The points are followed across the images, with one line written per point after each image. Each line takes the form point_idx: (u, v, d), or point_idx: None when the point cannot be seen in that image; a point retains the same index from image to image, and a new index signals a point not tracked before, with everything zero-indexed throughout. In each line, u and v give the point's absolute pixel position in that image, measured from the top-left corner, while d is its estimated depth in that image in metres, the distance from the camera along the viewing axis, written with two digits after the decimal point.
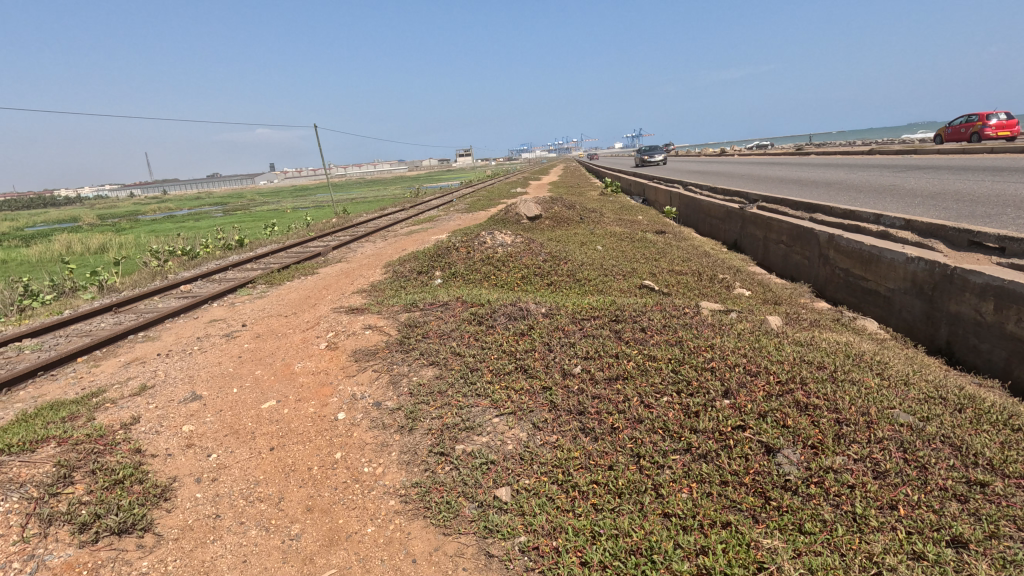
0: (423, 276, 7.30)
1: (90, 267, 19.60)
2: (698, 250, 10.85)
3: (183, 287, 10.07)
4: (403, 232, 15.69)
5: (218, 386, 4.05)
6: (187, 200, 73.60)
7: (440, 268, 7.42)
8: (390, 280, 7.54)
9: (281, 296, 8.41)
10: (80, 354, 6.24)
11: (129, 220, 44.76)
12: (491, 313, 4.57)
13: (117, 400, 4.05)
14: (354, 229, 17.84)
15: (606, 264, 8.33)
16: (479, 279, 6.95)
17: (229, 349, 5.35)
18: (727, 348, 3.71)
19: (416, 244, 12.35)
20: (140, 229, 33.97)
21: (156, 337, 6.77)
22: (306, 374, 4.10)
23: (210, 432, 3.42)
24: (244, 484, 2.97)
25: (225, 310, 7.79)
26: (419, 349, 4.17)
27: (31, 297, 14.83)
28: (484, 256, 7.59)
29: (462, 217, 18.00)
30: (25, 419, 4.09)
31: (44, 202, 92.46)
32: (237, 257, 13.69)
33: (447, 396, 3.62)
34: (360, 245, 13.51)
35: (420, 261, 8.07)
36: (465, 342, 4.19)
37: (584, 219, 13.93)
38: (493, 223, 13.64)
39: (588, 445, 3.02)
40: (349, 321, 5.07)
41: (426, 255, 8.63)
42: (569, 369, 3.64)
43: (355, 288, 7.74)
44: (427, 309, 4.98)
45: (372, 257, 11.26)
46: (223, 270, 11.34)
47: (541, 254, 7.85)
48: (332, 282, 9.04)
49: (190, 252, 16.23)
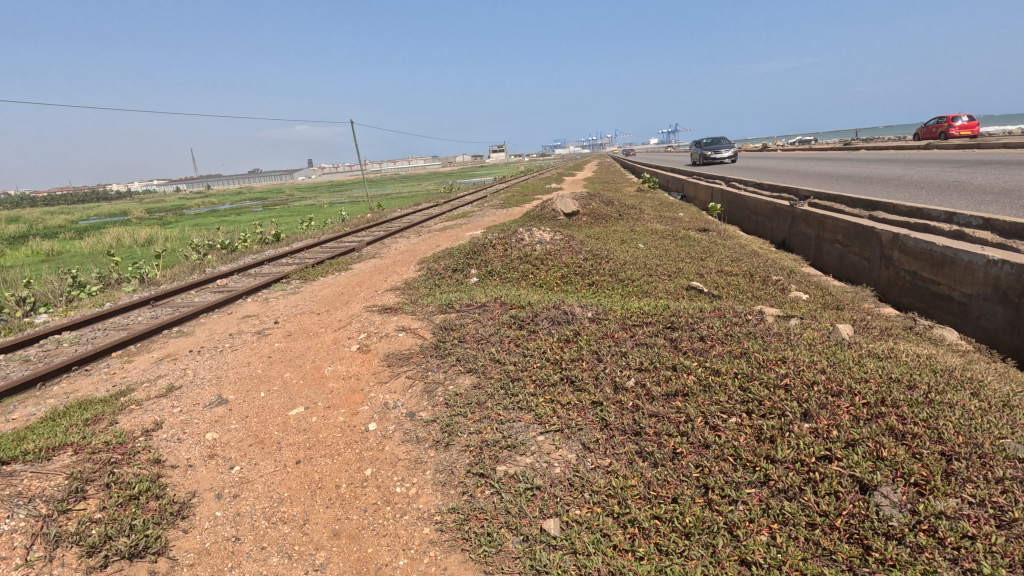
0: (457, 274, 7.04)
1: (136, 260, 20.18)
2: (747, 250, 10.23)
3: (220, 281, 10.08)
4: (437, 227, 15.51)
5: (245, 390, 3.84)
6: (229, 195, 75.73)
7: (476, 266, 7.14)
8: (425, 278, 7.30)
9: (314, 292, 8.28)
10: (115, 349, 6.18)
11: (175, 214, 46.26)
12: (534, 316, 4.25)
13: (143, 402, 3.89)
14: (388, 224, 17.80)
15: (650, 263, 7.90)
16: (516, 278, 6.62)
17: (259, 348, 5.18)
18: (801, 363, 3.28)
19: (450, 240, 12.12)
20: (184, 223, 35.06)
21: (189, 332, 6.68)
22: (336, 379, 3.84)
23: (234, 441, 3.20)
24: (267, 502, 2.73)
25: (259, 306, 7.68)
26: (456, 354, 3.88)
27: (79, 289, 15.28)
28: (521, 253, 7.27)
29: (496, 213, 17.72)
30: (53, 420, 3.98)
31: (96, 196, 96.59)
32: (273, 251, 13.71)
33: (486, 409, 3.31)
34: (395, 241, 13.37)
35: (455, 258, 7.81)
36: (505, 347, 3.88)
37: (624, 215, 13.43)
38: (528, 219, 13.30)
39: (646, 472, 2.67)
40: (382, 321, 4.81)
41: (461, 252, 8.37)
42: (622, 382, 3.27)
43: (389, 286, 7.53)
44: (464, 309, 4.69)
45: (406, 253, 11.08)
46: (259, 264, 11.35)
47: (582, 252, 7.47)
48: (366, 278, 8.88)
49: (229, 246, 16.45)
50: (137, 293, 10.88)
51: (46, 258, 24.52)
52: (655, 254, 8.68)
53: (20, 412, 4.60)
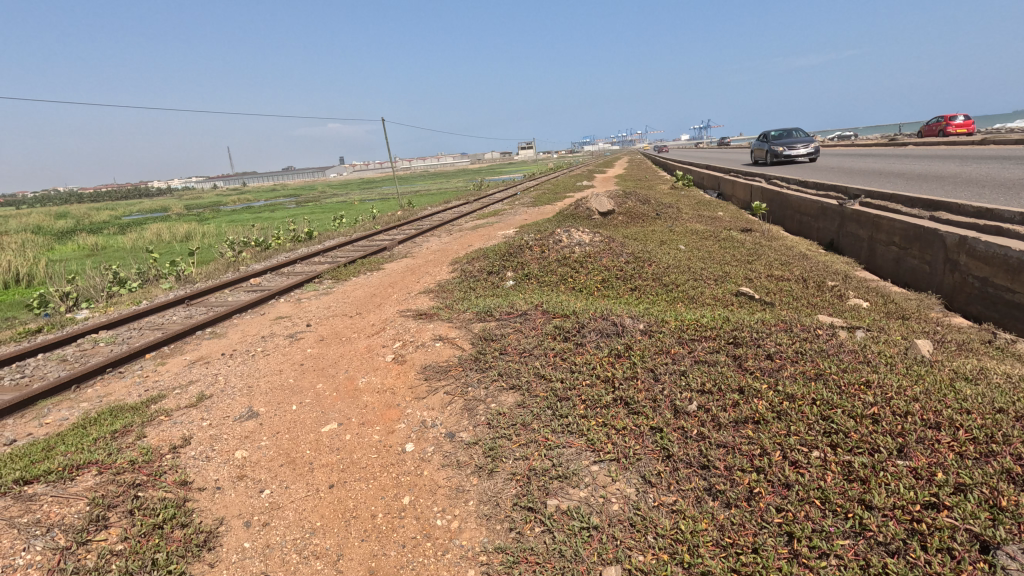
0: (493, 276, 6.79)
1: (174, 257, 20.62)
2: (795, 252, 9.68)
3: (253, 279, 10.06)
4: (469, 226, 15.32)
5: (276, 402, 3.66)
6: (263, 192, 77.39)
7: (512, 268, 6.87)
8: (459, 279, 7.08)
9: (347, 293, 8.14)
10: (148, 351, 6.12)
11: (211, 210, 47.40)
12: (580, 327, 3.95)
13: (173, 413, 3.75)
14: (419, 222, 17.70)
15: (693, 266, 7.51)
16: (555, 283, 6.33)
17: (292, 354, 5.02)
18: (890, 388, 2.90)
19: (482, 240, 11.89)
20: (220, 219, 35.84)
21: (222, 334, 6.60)
22: (371, 393, 3.62)
23: (264, 461, 3.00)
24: (298, 533, 2.51)
25: (292, 307, 7.58)
26: (497, 368, 3.62)
27: (120, 285, 15.62)
28: (559, 254, 6.97)
29: (528, 211, 17.42)
30: (83, 428, 3.87)
31: (138, 193, 100.00)
32: (306, 249, 13.73)
33: (533, 432, 3.04)
34: (427, 240, 13.21)
35: (490, 259, 7.56)
36: (551, 361, 3.61)
37: (661, 215, 12.97)
38: (562, 219, 12.97)
39: (718, 514, 2.35)
40: (418, 328, 4.59)
41: (497, 252, 8.11)
42: (683, 406, 2.96)
43: (422, 288, 7.34)
44: (504, 317, 4.43)
45: (438, 253, 10.89)
46: (292, 262, 11.32)
47: (623, 255, 7.13)
48: (399, 279, 8.70)
49: (262, 243, 16.60)
50: (173, 291, 10.97)
51: (90, 253, 25.35)
52: (698, 257, 8.26)
53: (54, 417, 4.53)
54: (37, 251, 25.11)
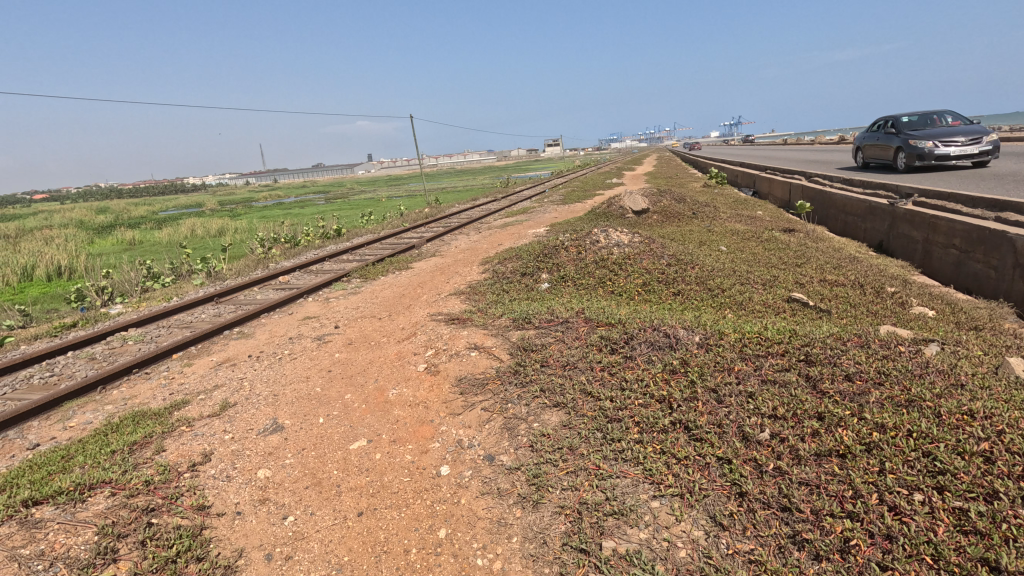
0: (527, 278, 6.50)
1: (206, 252, 20.93)
2: (846, 255, 9.11)
3: (282, 277, 9.98)
4: (498, 224, 15.05)
5: (303, 414, 3.43)
6: (293, 189, 78.72)
7: (547, 269, 6.57)
8: (491, 281, 6.81)
9: (375, 293, 7.95)
10: (175, 351, 5.99)
11: (243, 206, 48.30)
12: (629, 338, 3.63)
13: (195, 422, 3.56)
14: (447, 220, 17.55)
15: (739, 270, 7.07)
16: (593, 287, 6.00)
17: (319, 358, 4.80)
18: (1002, 418, 2.48)
19: (512, 238, 11.61)
20: (252, 215, 36.46)
21: (250, 334, 6.45)
22: (402, 407, 3.36)
23: (288, 482, 2.76)
24: (323, 569, 2.25)
25: (320, 307, 7.41)
26: (539, 383, 3.32)
27: (154, 280, 15.84)
28: (596, 255, 6.64)
29: (557, 210, 17.05)
30: (105, 436, 3.72)
31: (174, 189, 102.91)
32: (335, 247, 13.64)
33: (582, 458, 2.74)
34: (456, 238, 12.99)
35: (523, 259, 7.28)
36: (598, 377, 3.30)
37: (698, 214, 12.48)
38: (595, 218, 12.59)
39: (808, 569, 1.99)
40: (451, 334, 4.31)
41: (530, 252, 7.82)
42: (754, 434, 2.61)
43: (453, 288, 7.09)
44: (543, 325, 4.13)
45: (467, 252, 10.65)
46: (321, 260, 11.23)
47: (664, 257, 6.75)
48: (428, 278, 8.48)
49: (292, 240, 16.64)
50: (204, 287, 10.97)
51: (128, 247, 26.01)
52: (743, 260, 7.80)
53: (77, 420, 4.39)
54: (78, 245, 25.88)
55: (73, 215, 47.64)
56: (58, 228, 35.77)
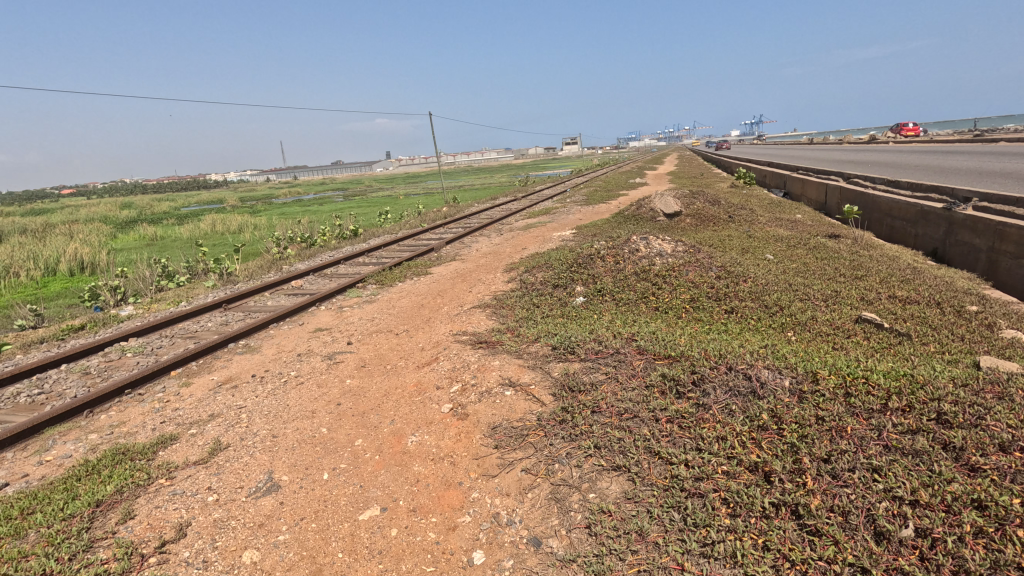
0: (559, 291, 5.87)
1: (223, 250, 20.70)
2: (904, 263, 8.32)
3: (295, 281, 9.49)
4: (521, 225, 14.43)
5: (305, 467, 2.84)
6: (312, 186, 79.19)
7: (581, 281, 5.94)
8: (518, 293, 6.20)
9: (392, 302, 7.39)
10: (175, 366, 5.49)
11: (263, 203, 48.49)
12: (700, 377, 2.97)
13: (179, 470, 3.00)
14: (467, 220, 16.98)
15: (793, 283, 6.36)
16: (636, 303, 5.35)
17: (328, 384, 4.23)
18: None
19: (537, 242, 10.99)
20: (272, 212, 36.43)
21: (256, 348, 5.93)
22: (423, 463, 2.75)
23: (279, 569, 2.17)
24: None
25: (333, 317, 6.87)
26: (592, 438, 2.70)
27: (169, 279, 15.60)
28: (637, 266, 5.98)
29: (581, 211, 16.42)
30: (78, 482, 3.19)
31: (197, 184, 104.28)
32: (351, 249, 13.18)
33: (656, 550, 2.09)
34: (477, 241, 12.41)
35: (553, 268, 6.66)
36: (668, 432, 2.66)
37: (734, 217, 11.72)
38: (624, 221, 11.90)
39: None
40: (480, 363, 3.69)
41: (560, 259, 7.17)
42: (894, 532, 1.94)
43: (476, 300, 6.49)
44: (590, 355, 3.49)
45: (490, 257, 10.05)
46: (336, 263, 10.73)
47: (713, 269, 6.07)
48: (449, 286, 7.89)
49: (308, 240, 16.22)
50: (216, 290, 10.54)
51: (150, 242, 26.12)
52: (795, 270, 7.08)
53: (55, 453, 3.89)
54: (101, 240, 26.06)
55: (100, 211, 48.38)
56: (84, 223, 36.25)
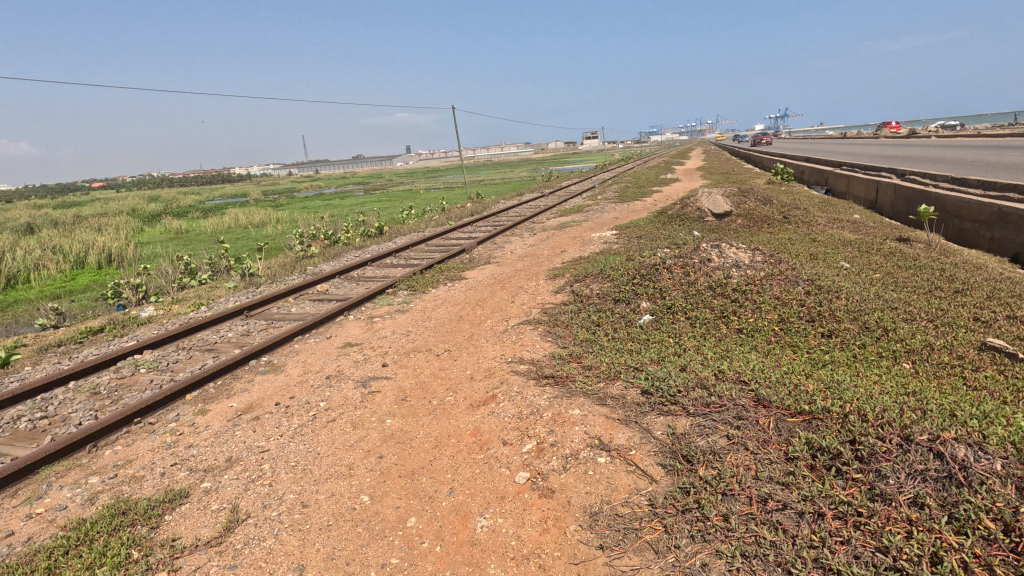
0: (621, 307, 5.15)
1: (246, 247, 20.38)
2: (996, 271, 7.42)
3: (321, 285, 8.90)
4: (554, 224, 13.68)
5: (344, 563, 2.18)
6: (334, 180, 79.54)
7: (646, 295, 5.21)
8: (572, 306, 5.49)
9: (427, 312, 6.75)
10: (191, 389, 4.90)
11: (285, 197, 48.57)
12: (868, 450, 2.22)
13: (186, 556, 2.38)
14: (497, 218, 16.34)
15: (888, 298, 5.53)
16: (716, 325, 4.60)
17: (364, 422, 3.58)
18: None
19: (577, 243, 10.27)
20: (295, 205, 36.18)
21: (280, 367, 5.33)
22: (502, 565, 2.06)
23: None
24: None
25: (363, 329, 6.25)
26: (735, 541, 1.97)
27: (191, 277, 15.24)
28: (711, 278, 5.21)
29: (616, 209, 15.60)
30: (63, 558, 2.58)
31: (221, 178, 105.65)
32: (377, 248, 12.60)
33: None
34: (510, 241, 11.70)
35: (608, 276, 5.94)
36: (846, 539, 1.92)
37: (789, 217, 10.81)
38: (669, 222, 11.09)
39: None
40: (555, 411, 3.00)
41: (613, 266, 6.44)
42: None
43: (523, 314, 5.81)
44: (699, 407, 2.77)
45: (527, 260, 9.35)
46: (363, 265, 10.15)
47: (800, 283, 5.27)
48: (487, 295, 7.21)
49: (331, 237, 15.69)
50: (238, 292, 10.04)
51: (176, 236, 26.05)
52: (883, 282, 6.24)
53: (48, 503, 3.30)
54: (128, 233, 26.10)
55: (128, 203, 48.81)
56: (113, 215, 36.51)
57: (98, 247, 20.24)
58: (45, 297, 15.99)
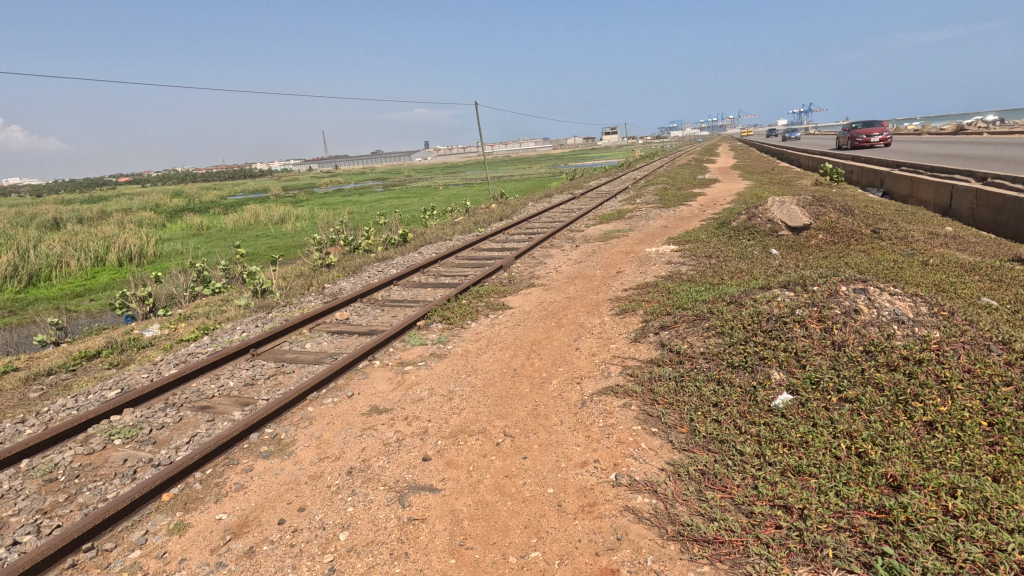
0: (741, 377, 3.83)
1: (262, 250, 19.39)
2: None
3: (340, 312, 7.71)
4: (597, 235, 12.29)
5: None
6: (353, 176, 79.12)
7: (778, 361, 3.84)
8: (668, 370, 4.17)
9: (470, 358, 5.49)
10: (170, 486, 3.66)
11: (305, 193, 48.00)
12: None
13: None
14: (530, 225, 15.10)
15: None
16: (895, 417, 3.25)
17: None
18: None
19: (633, 261, 8.96)
20: (315, 202, 35.38)
21: (288, 447, 4.09)
22: None
23: None
24: None
25: (392, 386, 5.01)
26: None
27: (203, 285, 14.23)
28: (866, 339, 3.81)
29: (662, 215, 14.21)
30: None
31: (242, 172, 106.17)
32: (402, 262, 11.32)
33: None
34: (552, 256, 10.33)
35: (709, 322, 4.59)
36: None
37: (878, 231, 9.35)
38: (736, 238, 9.66)
39: None
40: None
41: (707, 305, 5.09)
42: None
43: (600, 374, 4.51)
44: None
45: (578, 282, 8.02)
46: (388, 284, 8.95)
47: (993, 346, 3.81)
48: (543, 333, 5.95)
49: (351, 242, 14.48)
50: (249, 313, 8.94)
51: (197, 233, 25.36)
52: None
53: None
54: (152, 229, 25.51)
55: (149, 198, 48.55)
56: (138, 210, 36.19)
57: (119, 245, 19.50)
58: (60, 298, 15.18)
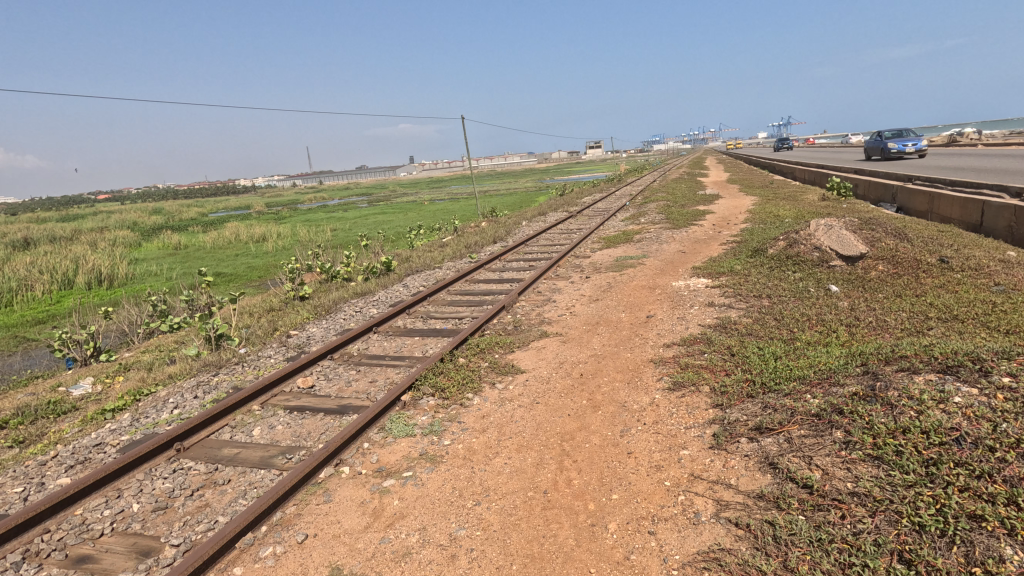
0: (946, 555, 2.26)
1: (232, 274, 17.58)
2: None
3: (302, 377, 6.00)
4: (608, 263, 10.76)
5: None
6: (338, 190, 77.64)
7: (1008, 529, 2.26)
8: (807, 526, 2.60)
9: (475, 466, 3.86)
10: None
11: (289, 208, 46.22)
12: None
13: None
14: (529, 249, 13.60)
15: None
16: None
17: None
18: None
19: (664, 301, 7.43)
20: (296, 218, 33.68)
21: None
22: None
23: None
24: None
25: (363, 524, 3.38)
26: None
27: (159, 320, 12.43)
28: None
29: (677, 237, 12.81)
30: None
31: (224, 188, 104.10)
32: (385, 298, 9.69)
33: None
34: (561, 292, 8.75)
35: (845, 434, 3.07)
36: None
37: (944, 260, 7.94)
38: (779, 271, 8.17)
39: None
40: None
41: (820, 397, 3.53)
42: None
43: (684, 518, 2.93)
44: None
45: (602, 332, 6.46)
46: (366, 332, 7.33)
47: None
48: (574, 420, 4.33)
49: (328, 270, 12.80)
50: (196, 371, 7.24)
51: (169, 252, 23.39)
52: None
53: None
54: (121, 249, 23.46)
55: (127, 215, 46.35)
56: (113, 229, 34.17)
57: (83, 267, 17.62)
58: (13, 328, 13.30)
